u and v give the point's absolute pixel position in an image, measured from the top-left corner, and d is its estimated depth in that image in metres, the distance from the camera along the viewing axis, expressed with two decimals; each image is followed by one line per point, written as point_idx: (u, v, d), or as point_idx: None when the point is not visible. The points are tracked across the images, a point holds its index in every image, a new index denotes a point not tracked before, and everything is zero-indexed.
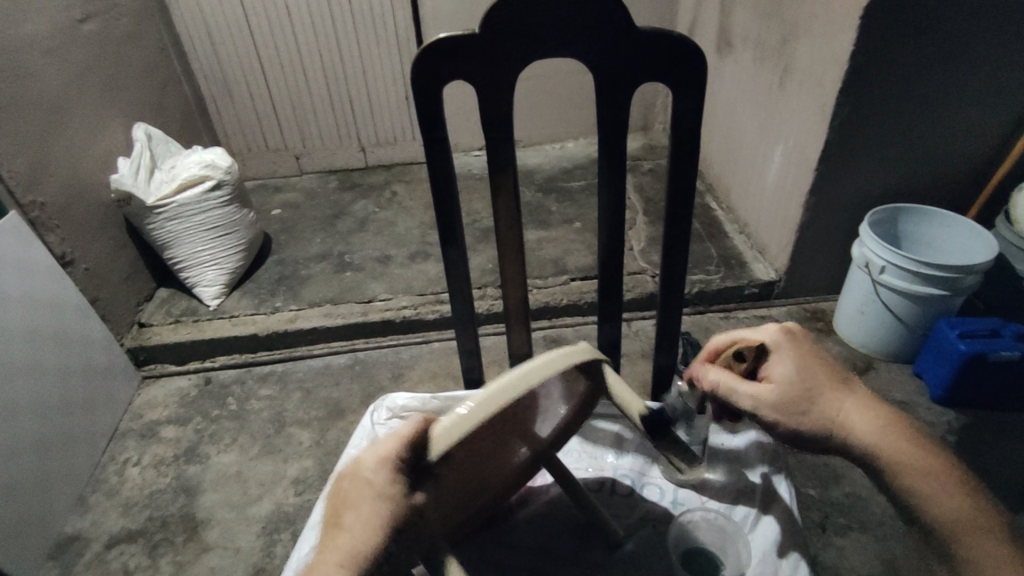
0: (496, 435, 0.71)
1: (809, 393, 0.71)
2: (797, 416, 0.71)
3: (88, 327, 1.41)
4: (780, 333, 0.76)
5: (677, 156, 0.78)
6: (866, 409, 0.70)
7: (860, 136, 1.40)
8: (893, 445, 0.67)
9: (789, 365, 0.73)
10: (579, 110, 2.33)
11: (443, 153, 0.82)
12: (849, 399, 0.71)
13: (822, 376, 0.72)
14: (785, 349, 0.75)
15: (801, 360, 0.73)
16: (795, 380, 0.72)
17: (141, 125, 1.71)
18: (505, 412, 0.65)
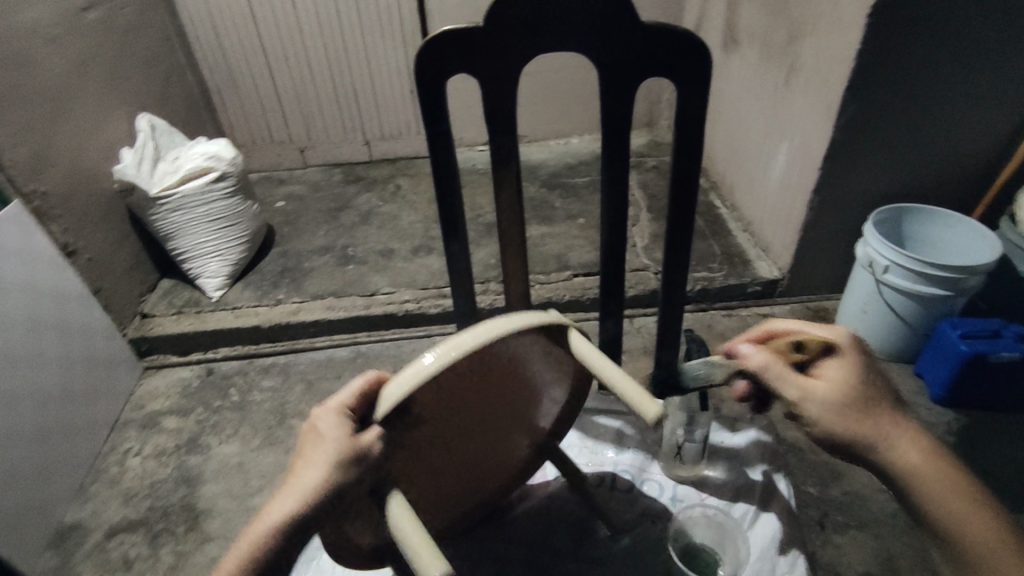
0: (473, 405, 0.68)
1: (861, 400, 0.72)
2: (846, 417, 0.72)
3: (90, 317, 1.42)
4: (849, 341, 0.76)
5: (681, 152, 0.78)
6: (911, 431, 0.71)
7: (865, 135, 1.39)
8: (930, 468, 0.68)
9: (848, 372, 0.74)
10: (585, 106, 2.32)
11: (447, 146, 0.81)
12: (892, 417, 0.72)
13: (875, 389, 0.74)
14: (851, 356, 0.75)
15: (861, 369, 0.74)
16: (852, 385, 0.73)
17: (145, 116, 1.71)
18: (472, 373, 0.62)
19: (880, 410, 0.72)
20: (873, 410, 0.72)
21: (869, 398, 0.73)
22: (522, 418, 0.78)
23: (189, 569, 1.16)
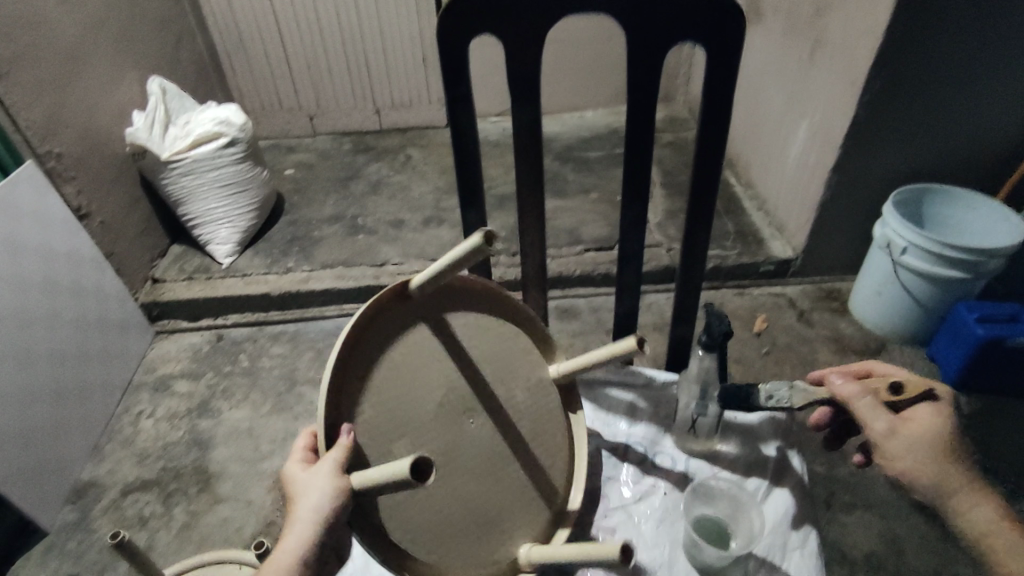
0: (418, 380, 0.72)
1: (951, 450, 0.71)
2: (925, 463, 0.71)
3: (103, 280, 1.42)
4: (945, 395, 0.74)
5: (707, 123, 0.76)
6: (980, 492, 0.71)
7: (891, 112, 1.35)
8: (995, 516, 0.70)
9: (938, 419, 0.72)
10: (600, 78, 2.27)
11: (468, 113, 0.79)
12: (971, 466, 0.72)
13: (960, 439, 0.72)
14: (947, 407, 0.73)
15: (952, 426, 0.72)
16: (943, 433, 0.71)
17: (155, 78, 1.68)
18: (366, 363, 0.68)
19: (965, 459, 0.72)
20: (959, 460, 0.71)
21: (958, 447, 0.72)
22: (501, 374, 0.79)
23: (202, 529, 1.18)
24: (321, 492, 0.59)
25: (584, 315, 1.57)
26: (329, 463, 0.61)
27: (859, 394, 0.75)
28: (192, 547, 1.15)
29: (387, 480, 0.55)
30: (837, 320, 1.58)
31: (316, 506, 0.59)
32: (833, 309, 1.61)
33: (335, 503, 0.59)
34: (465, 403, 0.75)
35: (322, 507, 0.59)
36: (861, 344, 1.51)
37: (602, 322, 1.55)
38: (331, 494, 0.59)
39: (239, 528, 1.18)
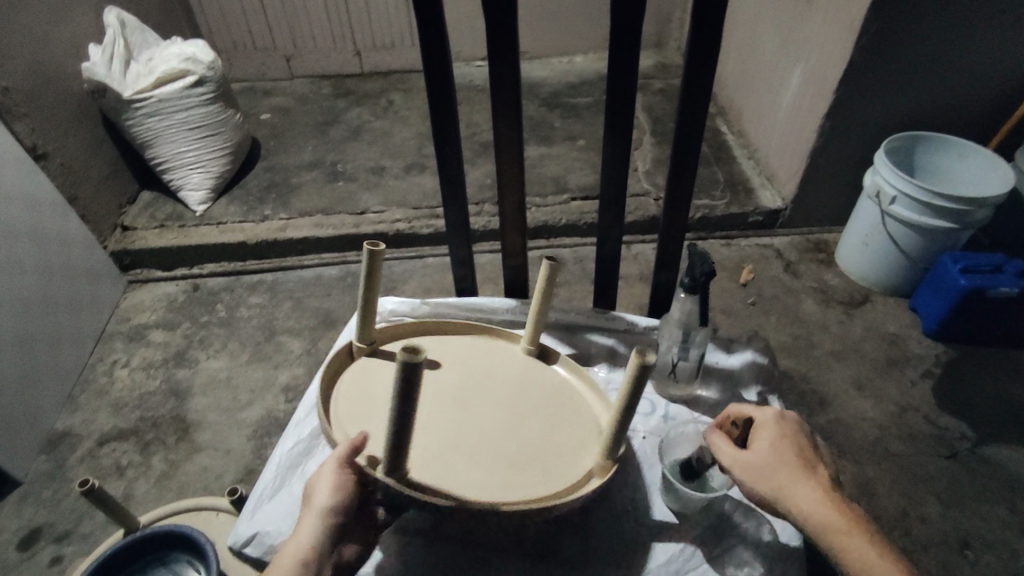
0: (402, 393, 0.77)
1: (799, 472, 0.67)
2: (756, 475, 0.67)
3: (66, 226, 1.36)
4: (773, 414, 0.72)
5: (697, 51, 0.70)
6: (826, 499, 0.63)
7: (889, 54, 1.30)
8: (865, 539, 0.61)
9: (778, 439, 0.69)
10: (591, 20, 2.17)
11: (440, 38, 0.72)
12: (817, 480, 0.66)
13: (801, 456, 0.68)
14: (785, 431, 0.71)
15: (780, 440, 0.69)
16: (776, 449, 0.68)
17: (113, 10, 1.56)
18: (348, 407, 0.75)
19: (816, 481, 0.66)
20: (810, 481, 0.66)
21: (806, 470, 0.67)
22: (481, 368, 0.84)
23: (181, 477, 1.17)
24: (325, 489, 0.61)
25: (570, 266, 1.54)
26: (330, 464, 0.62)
27: (711, 433, 0.73)
28: (172, 495, 1.15)
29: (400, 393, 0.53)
30: (822, 271, 1.57)
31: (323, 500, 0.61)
32: (819, 260, 1.60)
33: (338, 499, 0.61)
34: (456, 403, 0.78)
35: (325, 503, 0.61)
36: (846, 295, 1.51)
37: (587, 273, 1.52)
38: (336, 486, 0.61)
39: (219, 476, 1.17)
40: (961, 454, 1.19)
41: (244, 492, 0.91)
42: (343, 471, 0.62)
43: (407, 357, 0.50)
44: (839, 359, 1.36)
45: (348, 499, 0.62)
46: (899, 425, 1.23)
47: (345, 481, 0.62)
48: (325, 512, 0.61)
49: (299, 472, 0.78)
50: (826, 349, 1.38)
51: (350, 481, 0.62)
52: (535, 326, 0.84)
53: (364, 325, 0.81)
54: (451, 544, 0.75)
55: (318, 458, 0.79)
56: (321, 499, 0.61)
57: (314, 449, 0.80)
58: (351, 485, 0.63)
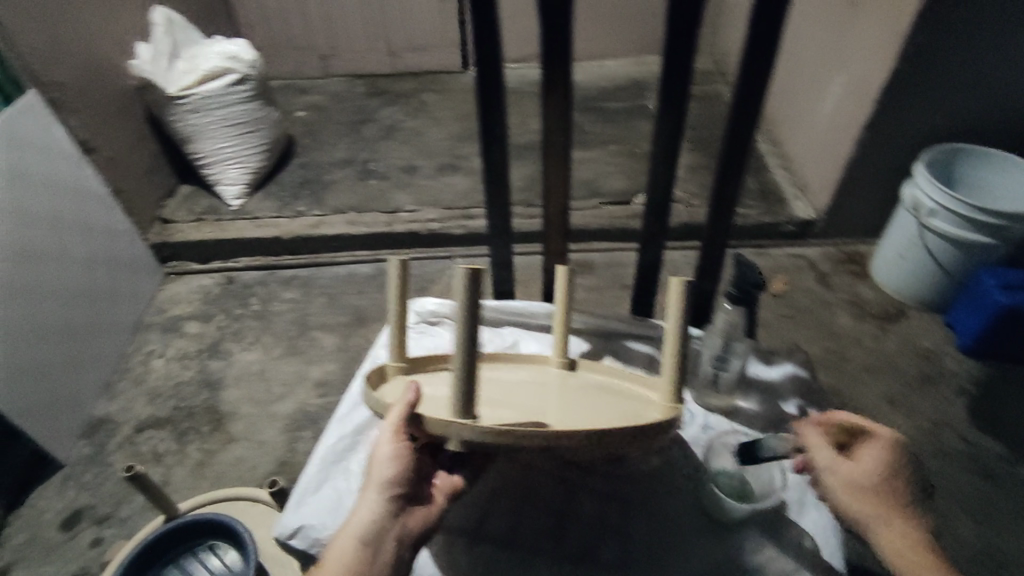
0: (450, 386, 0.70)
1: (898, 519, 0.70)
2: (855, 494, 0.70)
3: (109, 218, 1.40)
4: (891, 440, 0.71)
5: (751, 61, 0.70)
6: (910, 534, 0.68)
7: (933, 66, 1.28)
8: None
9: (888, 472, 0.70)
10: (626, 25, 2.17)
11: (494, 42, 0.73)
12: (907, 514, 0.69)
13: (901, 486, 0.70)
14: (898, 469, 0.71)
15: (890, 470, 0.70)
16: (883, 476, 0.70)
17: (160, 8, 1.60)
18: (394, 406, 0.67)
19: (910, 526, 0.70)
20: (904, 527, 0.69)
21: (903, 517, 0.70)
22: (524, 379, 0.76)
23: (216, 467, 1.20)
24: (382, 460, 0.63)
25: (600, 270, 1.55)
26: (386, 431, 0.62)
27: (817, 439, 0.74)
28: (207, 484, 1.18)
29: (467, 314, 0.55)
30: (856, 284, 1.55)
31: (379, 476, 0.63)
32: (853, 272, 1.58)
33: (392, 478, 0.63)
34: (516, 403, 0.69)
35: (381, 475, 0.63)
36: (880, 308, 1.49)
37: (618, 278, 1.52)
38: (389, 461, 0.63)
39: (253, 467, 1.20)
40: (999, 475, 1.16)
41: (282, 485, 0.92)
42: (399, 440, 0.61)
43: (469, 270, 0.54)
44: (872, 373, 1.34)
45: (402, 472, 0.63)
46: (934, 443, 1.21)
47: (402, 452, 0.62)
48: (384, 485, 0.63)
49: (342, 468, 0.80)
50: (859, 363, 1.36)
51: (407, 452, 0.62)
52: (563, 338, 0.81)
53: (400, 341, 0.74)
54: (492, 544, 0.76)
55: (360, 456, 0.81)
56: (380, 470, 0.63)
57: (357, 445, 0.82)
58: (409, 457, 0.63)
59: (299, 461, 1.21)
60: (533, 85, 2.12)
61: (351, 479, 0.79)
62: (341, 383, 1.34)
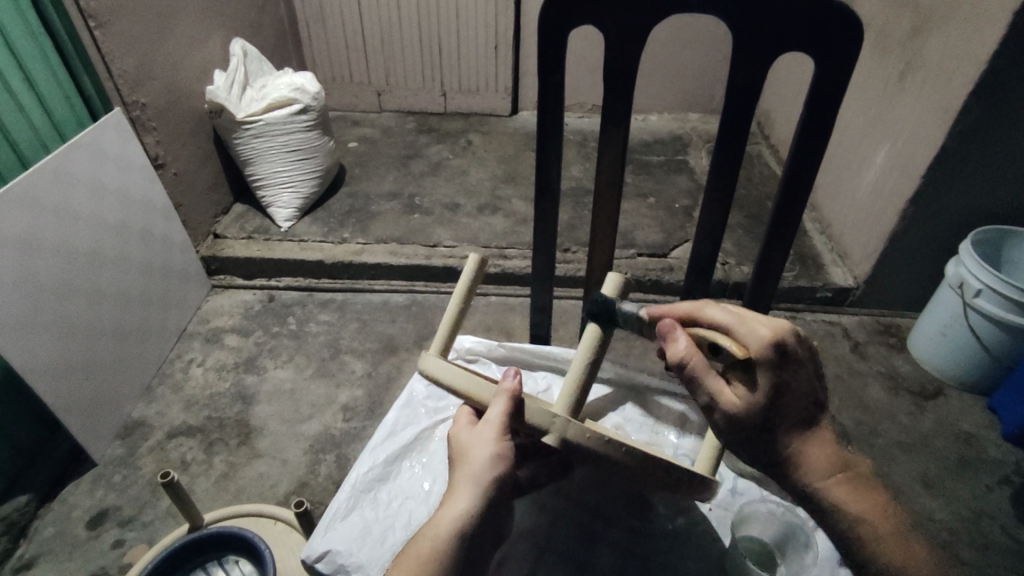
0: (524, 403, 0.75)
1: (766, 425, 0.56)
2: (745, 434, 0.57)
3: (169, 230, 1.48)
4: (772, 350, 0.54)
5: (806, 135, 0.72)
6: (820, 451, 0.58)
7: (981, 148, 1.29)
8: (860, 494, 0.59)
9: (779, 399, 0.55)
10: (671, 84, 2.23)
11: (556, 99, 0.77)
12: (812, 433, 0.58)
13: (802, 405, 0.56)
14: (765, 364, 0.54)
15: (786, 399, 0.55)
16: (777, 406, 0.56)
17: (239, 41, 1.72)
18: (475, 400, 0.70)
19: (803, 417, 0.57)
20: (777, 423, 0.56)
21: (781, 412, 0.56)
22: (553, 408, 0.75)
23: (239, 481, 1.22)
24: (486, 455, 0.61)
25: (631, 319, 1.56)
26: (494, 422, 0.62)
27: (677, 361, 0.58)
28: (228, 497, 1.20)
29: (611, 311, 0.67)
30: (892, 357, 1.52)
31: (476, 475, 0.60)
32: (889, 344, 1.55)
33: (489, 480, 0.60)
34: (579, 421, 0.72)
35: (484, 473, 0.60)
36: (917, 385, 1.45)
37: None
38: (489, 458, 0.61)
39: (274, 485, 1.21)
40: None
41: (307, 506, 0.94)
42: (503, 436, 0.62)
43: (621, 281, 0.70)
44: (906, 451, 1.30)
45: (500, 468, 0.61)
46: (972, 533, 1.16)
47: (504, 452, 0.62)
48: (484, 484, 0.60)
49: (370, 497, 0.81)
50: (893, 439, 1.32)
51: (508, 453, 0.62)
52: None
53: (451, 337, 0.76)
54: None
55: (390, 487, 0.83)
56: (480, 467, 0.60)
57: (387, 476, 0.84)
58: (508, 460, 0.62)
59: (319, 483, 1.22)
60: (576, 134, 2.18)
61: (379, 508, 0.80)
62: (367, 409, 1.37)
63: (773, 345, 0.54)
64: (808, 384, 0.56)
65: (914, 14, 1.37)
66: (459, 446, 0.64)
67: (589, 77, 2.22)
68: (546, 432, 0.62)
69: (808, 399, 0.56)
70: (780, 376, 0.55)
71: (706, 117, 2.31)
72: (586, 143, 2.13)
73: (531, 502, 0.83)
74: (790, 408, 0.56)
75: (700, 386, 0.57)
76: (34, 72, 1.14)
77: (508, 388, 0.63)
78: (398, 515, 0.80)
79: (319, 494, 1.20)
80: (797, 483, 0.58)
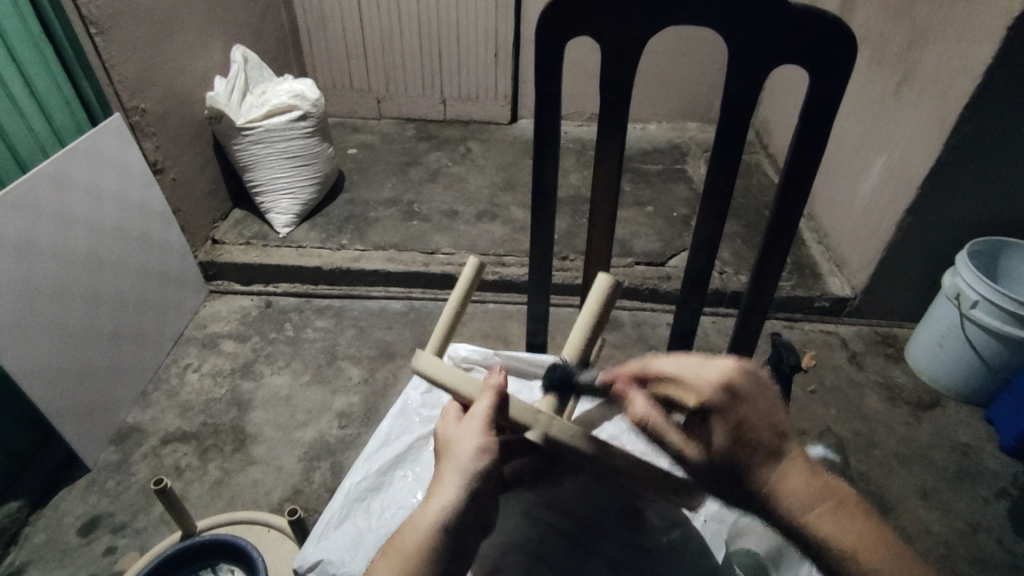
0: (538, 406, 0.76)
1: (733, 456, 0.58)
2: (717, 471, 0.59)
3: (167, 235, 1.48)
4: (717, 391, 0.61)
5: (803, 145, 0.72)
6: (797, 478, 0.56)
7: (976, 160, 1.29)
8: (850, 522, 0.55)
9: (741, 432, 0.59)
10: (670, 93, 2.24)
11: (553, 109, 0.77)
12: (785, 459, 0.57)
13: (769, 433, 0.58)
14: (718, 407, 0.60)
15: (750, 430, 0.58)
16: (739, 437, 0.58)
17: (240, 47, 1.73)
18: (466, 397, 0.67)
19: (768, 447, 0.57)
20: (745, 457, 0.58)
21: (746, 449, 0.58)
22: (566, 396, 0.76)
23: (233, 487, 1.21)
24: (470, 447, 0.59)
25: (628, 328, 1.56)
26: (479, 414, 0.61)
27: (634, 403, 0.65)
28: (221, 504, 1.19)
29: (596, 313, 0.64)
30: (889, 367, 1.52)
31: (459, 469, 0.58)
32: (887, 355, 1.55)
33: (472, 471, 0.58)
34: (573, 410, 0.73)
35: (468, 463, 0.58)
36: (915, 396, 1.45)
37: (644, 337, 1.53)
38: (472, 451, 0.59)
39: (269, 492, 1.21)
40: None
41: (300, 514, 0.93)
42: (487, 429, 0.60)
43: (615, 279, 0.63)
44: (902, 462, 1.30)
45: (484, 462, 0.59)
46: (968, 545, 1.16)
47: (489, 444, 0.60)
48: (467, 476, 0.58)
49: (363, 506, 0.81)
50: (890, 450, 1.32)
51: (493, 444, 0.60)
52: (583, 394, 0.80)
53: (446, 336, 0.74)
54: None
55: (383, 496, 0.82)
56: (463, 459, 0.59)
57: (381, 486, 0.83)
58: (494, 453, 0.60)
59: (313, 491, 1.21)
60: (575, 142, 2.19)
61: (373, 517, 0.80)
62: (363, 416, 1.36)
63: (721, 388, 0.61)
64: (769, 414, 0.59)
65: (910, 26, 1.38)
66: (445, 440, 0.62)
67: (588, 86, 2.24)
68: (533, 429, 0.60)
69: (772, 424, 0.59)
70: (734, 414, 0.60)
71: (705, 126, 2.32)
72: (585, 151, 2.14)
73: (522, 511, 0.82)
74: (755, 440, 0.58)
75: (668, 437, 0.62)
76: (34, 77, 1.14)
77: (490, 383, 0.62)
78: (391, 525, 0.79)
79: (313, 502, 1.19)
80: (773, 513, 0.56)
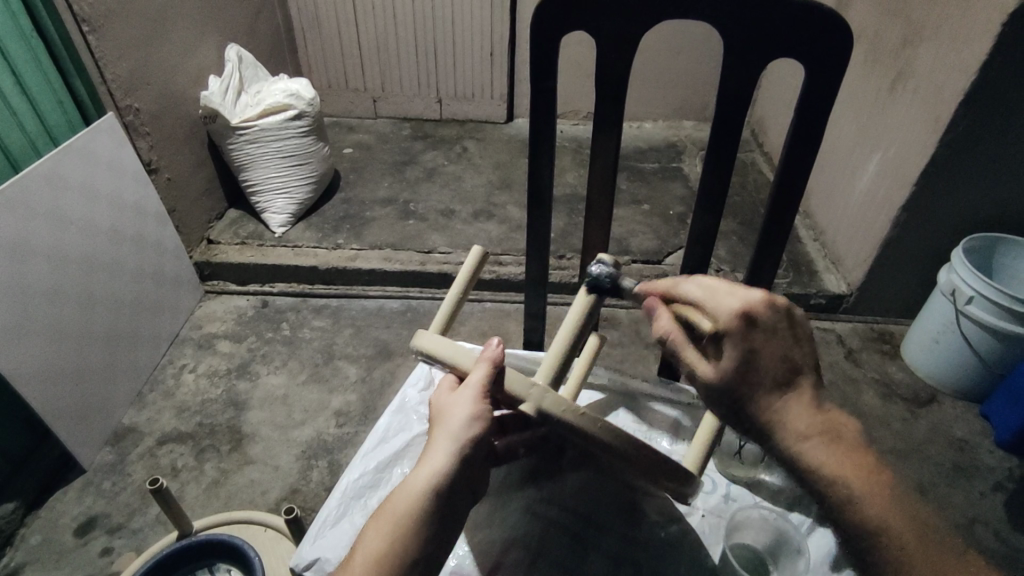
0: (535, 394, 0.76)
1: (737, 388, 0.53)
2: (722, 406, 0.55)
3: (163, 235, 1.48)
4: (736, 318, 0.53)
5: (797, 141, 0.72)
6: (801, 417, 0.52)
7: (970, 156, 1.30)
8: (852, 464, 0.51)
9: (748, 364, 0.53)
10: (666, 91, 2.25)
11: (549, 106, 0.77)
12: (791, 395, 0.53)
13: (779, 366, 0.53)
14: (730, 334, 0.54)
15: (758, 359, 0.53)
16: (744, 369, 0.53)
17: (234, 46, 1.72)
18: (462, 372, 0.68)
19: (778, 381, 0.53)
20: (748, 391, 0.53)
21: (750, 378, 0.53)
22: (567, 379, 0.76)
23: (229, 488, 1.21)
24: (462, 415, 0.59)
25: (625, 326, 1.56)
26: (472, 385, 0.61)
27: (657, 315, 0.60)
28: (218, 504, 1.18)
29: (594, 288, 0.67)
30: (886, 363, 1.53)
31: (451, 436, 0.58)
32: (883, 351, 1.56)
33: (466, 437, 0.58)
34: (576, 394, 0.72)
35: (460, 431, 0.58)
36: (911, 392, 1.45)
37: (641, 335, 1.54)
38: (464, 418, 0.59)
39: (265, 492, 1.20)
40: None
41: (298, 513, 0.93)
42: (480, 398, 0.61)
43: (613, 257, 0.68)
44: (899, 457, 1.30)
45: (479, 448, 0.58)
46: (965, 539, 1.16)
47: (480, 412, 0.60)
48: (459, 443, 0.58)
49: (361, 504, 0.81)
50: (887, 446, 1.33)
51: (485, 412, 0.60)
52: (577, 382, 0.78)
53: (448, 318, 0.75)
54: None
55: (380, 493, 0.82)
56: (455, 427, 0.59)
57: (378, 483, 0.83)
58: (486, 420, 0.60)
59: (310, 490, 1.21)
60: (571, 141, 2.19)
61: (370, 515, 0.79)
62: (361, 414, 1.36)
63: (738, 315, 0.53)
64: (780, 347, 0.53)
65: (905, 24, 1.39)
66: (438, 410, 0.63)
67: (583, 85, 2.24)
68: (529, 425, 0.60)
69: (783, 355, 0.53)
70: (744, 346, 0.53)
71: (700, 125, 2.32)
72: (581, 150, 2.14)
73: (520, 509, 0.82)
74: (762, 373, 0.53)
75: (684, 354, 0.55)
76: (27, 77, 1.14)
77: (487, 357, 0.63)
78: None
79: (311, 501, 1.19)
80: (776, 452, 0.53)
